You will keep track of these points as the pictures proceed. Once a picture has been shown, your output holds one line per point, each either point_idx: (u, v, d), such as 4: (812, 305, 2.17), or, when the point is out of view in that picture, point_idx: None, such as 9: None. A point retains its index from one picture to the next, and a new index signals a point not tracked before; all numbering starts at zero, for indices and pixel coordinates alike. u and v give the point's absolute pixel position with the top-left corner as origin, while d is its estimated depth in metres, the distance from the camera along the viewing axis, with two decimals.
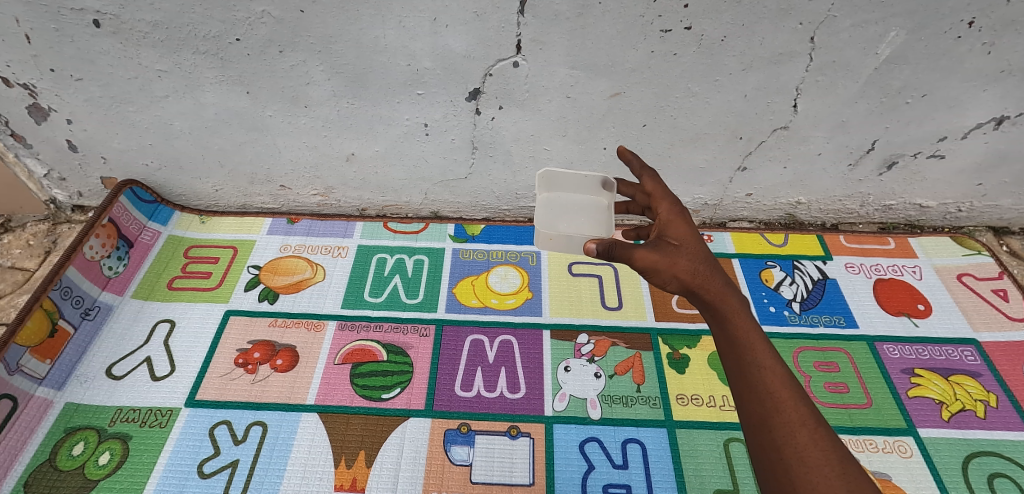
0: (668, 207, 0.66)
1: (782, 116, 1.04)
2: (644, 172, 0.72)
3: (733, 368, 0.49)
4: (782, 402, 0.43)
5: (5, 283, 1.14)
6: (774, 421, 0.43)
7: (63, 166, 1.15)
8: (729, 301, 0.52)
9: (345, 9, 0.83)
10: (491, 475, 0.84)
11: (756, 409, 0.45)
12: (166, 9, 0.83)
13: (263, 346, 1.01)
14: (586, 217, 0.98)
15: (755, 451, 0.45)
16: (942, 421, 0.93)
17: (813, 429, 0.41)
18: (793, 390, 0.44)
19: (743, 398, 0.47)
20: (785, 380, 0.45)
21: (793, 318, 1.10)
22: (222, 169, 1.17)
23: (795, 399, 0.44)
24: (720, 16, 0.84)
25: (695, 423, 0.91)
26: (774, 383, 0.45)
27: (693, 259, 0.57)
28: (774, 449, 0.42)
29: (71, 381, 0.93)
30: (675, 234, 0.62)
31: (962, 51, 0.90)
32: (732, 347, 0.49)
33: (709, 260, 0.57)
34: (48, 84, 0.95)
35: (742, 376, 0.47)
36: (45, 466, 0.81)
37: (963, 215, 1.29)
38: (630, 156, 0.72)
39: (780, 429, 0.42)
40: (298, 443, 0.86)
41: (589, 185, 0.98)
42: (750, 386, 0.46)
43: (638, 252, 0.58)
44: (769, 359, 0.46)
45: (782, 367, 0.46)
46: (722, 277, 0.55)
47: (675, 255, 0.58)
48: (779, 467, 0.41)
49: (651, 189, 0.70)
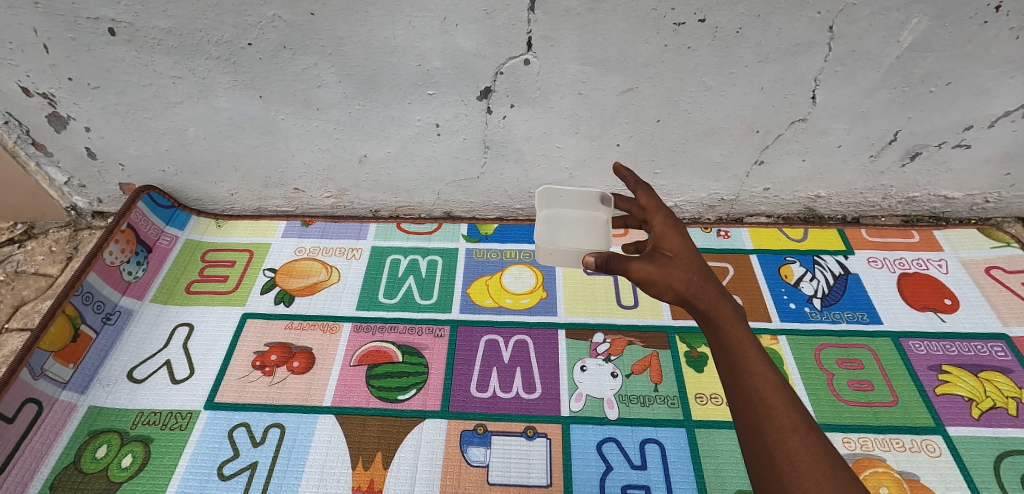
0: (663, 219, 0.66)
1: (801, 108, 1.01)
2: (638, 186, 0.72)
3: (727, 376, 0.48)
4: (774, 409, 0.42)
5: (29, 289, 1.17)
6: (767, 427, 0.41)
7: (83, 173, 1.17)
8: (722, 309, 0.52)
9: (354, 10, 0.83)
10: (508, 476, 0.83)
11: (749, 416, 0.43)
12: (179, 15, 0.84)
13: (280, 348, 1.02)
14: (586, 231, 0.99)
15: (750, 459, 0.43)
16: (972, 419, 0.89)
17: (805, 435, 0.40)
18: (786, 397, 0.43)
19: (737, 406, 0.46)
20: (780, 388, 0.44)
21: (814, 315, 1.07)
22: (237, 173, 1.19)
23: (788, 405, 0.42)
24: (735, 8, 0.82)
25: (714, 422, 0.89)
26: (766, 390, 0.44)
27: (687, 269, 0.57)
28: (768, 455, 0.40)
29: (93, 384, 0.95)
30: (670, 245, 0.62)
31: (988, 36, 0.86)
32: (726, 355, 0.49)
33: (703, 269, 0.56)
34: (66, 93, 0.97)
35: (736, 383, 0.46)
36: (70, 468, 0.83)
37: (991, 206, 1.25)
38: (625, 173, 0.75)
39: (772, 435, 0.41)
40: (316, 445, 0.87)
41: (588, 200, 0.99)
42: (743, 393, 0.45)
43: (634, 264, 0.60)
44: (763, 366, 0.45)
45: (775, 374, 0.45)
46: (716, 286, 0.54)
47: (669, 265, 0.58)
48: (772, 474, 0.39)
49: (645, 202, 0.70)
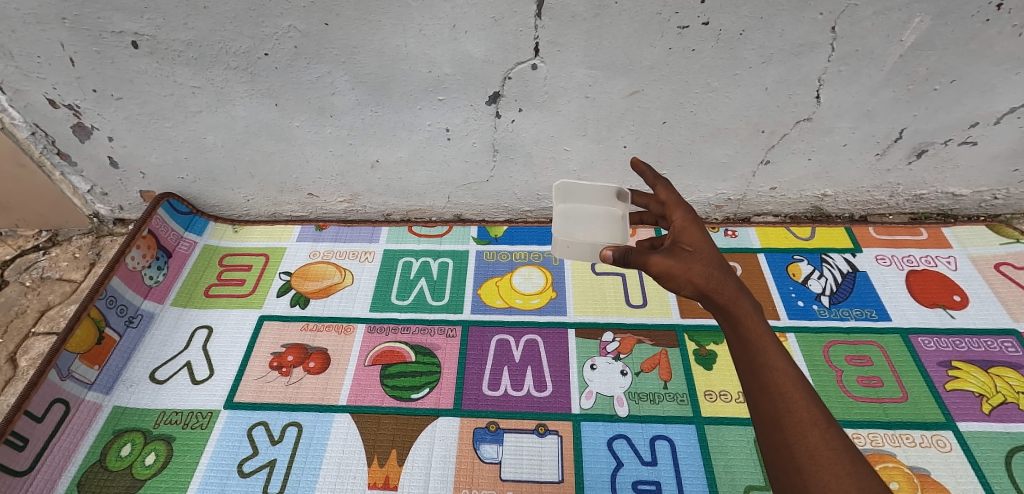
0: (682, 214, 0.67)
1: (805, 107, 1.03)
2: (657, 182, 0.73)
3: (746, 370, 0.48)
4: (794, 404, 0.43)
5: (54, 294, 1.21)
6: (786, 421, 0.42)
7: (106, 182, 1.21)
8: (742, 305, 0.52)
9: (367, 20, 0.86)
10: (521, 472, 0.85)
11: (768, 410, 0.44)
12: (200, 27, 0.87)
13: (296, 349, 1.04)
14: (602, 225, 1.00)
15: (768, 452, 0.44)
16: (983, 415, 0.90)
17: (824, 429, 0.41)
18: (806, 392, 0.44)
19: (755, 400, 0.46)
20: (799, 383, 0.45)
21: (823, 312, 1.08)
22: (253, 180, 1.22)
23: (807, 400, 0.43)
24: (738, 10, 0.84)
25: (724, 419, 0.90)
26: (786, 385, 0.44)
27: (708, 264, 0.57)
28: (787, 449, 0.41)
29: (118, 385, 0.98)
30: (690, 241, 0.62)
31: (990, 34, 0.88)
32: (744, 350, 0.49)
33: (723, 265, 0.57)
34: (91, 104, 1.01)
35: (755, 378, 0.47)
36: (97, 466, 0.86)
37: (1000, 202, 1.24)
38: (643, 167, 0.74)
39: (792, 429, 0.41)
40: (332, 443, 0.89)
41: (604, 195, 1.00)
42: (763, 388, 0.45)
43: (652, 258, 0.58)
44: (782, 361, 0.46)
45: (794, 369, 0.46)
46: (736, 282, 0.55)
47: (689, 261, 0.57)
48: (791, 467, 0.40)
49: (665, 197, 0.71)
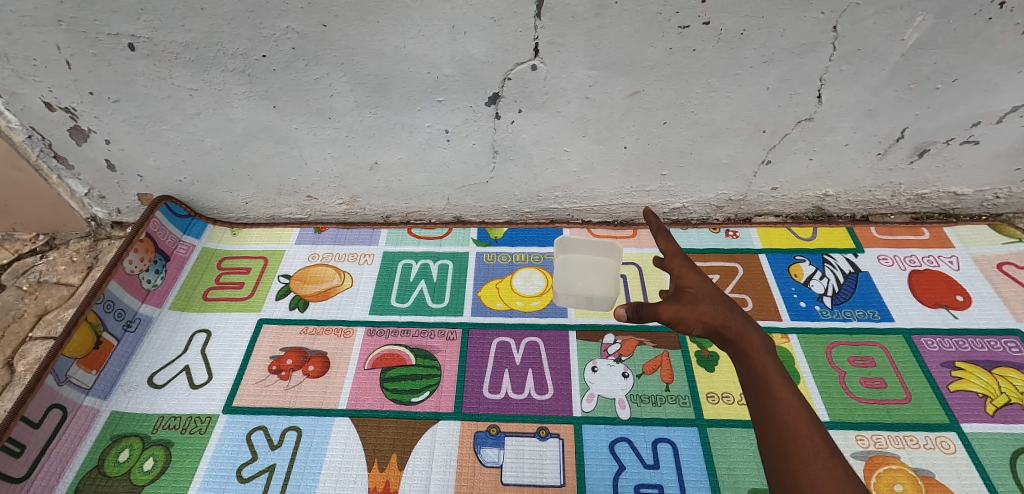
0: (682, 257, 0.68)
1: (807, 107, 1.02)
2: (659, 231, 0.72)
3: (755, 403, 0.50)
4: (798, 434, 0.45)
5: (52, 298, 1.21)
6: (791, 450, 0.44)
7: (103, 185, 1.20)
8: (751, 340, 0.55)
9: (366, 21, 0.85)
10: (522, 476, 0.84)
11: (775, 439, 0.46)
12: (197, 29, 0.87)
13: (296, 353, 1.04)
14: (598, 277, 1.11)
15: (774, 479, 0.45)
16: (987, 416, 0.89)
17: (827, 457, 0.42)
18: (810, 423, 0.46)
19: (762, 430, 0.48)
20: (805, 415, 0.47)
21: (825, 313, 1.07)
22: (252, 182, 1.21)
23: (811, 430, 0.45)
24: (739, 10, 0.83)
25: (726, 421, 0.90)
26: (793, 416, 0.46)
27: (714, 300, 0.60)
28: (792, 474, 0.42)
29: (115, 390, 0.97)
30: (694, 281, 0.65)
31: (993, 32, 0.87)
32: (755, 384, 0.51)
33: (728, 302, 0.59)
34: (88, 107, 1.00)
35: (763, 409, 0.49)
36: (94, 472, 0.85)
37: (1002, 202, 1.24)
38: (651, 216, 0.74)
39: (797, 457, 0.43)
40: (332, 448, 0.88)
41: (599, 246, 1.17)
42: (770, 418, 0.47)
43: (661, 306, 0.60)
44: (789, 394, 0.48)
45: (801, 403, 0.48)
46: (744, 318, 0.57)
47: (696, 302, 0.59)
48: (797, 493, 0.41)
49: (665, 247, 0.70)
